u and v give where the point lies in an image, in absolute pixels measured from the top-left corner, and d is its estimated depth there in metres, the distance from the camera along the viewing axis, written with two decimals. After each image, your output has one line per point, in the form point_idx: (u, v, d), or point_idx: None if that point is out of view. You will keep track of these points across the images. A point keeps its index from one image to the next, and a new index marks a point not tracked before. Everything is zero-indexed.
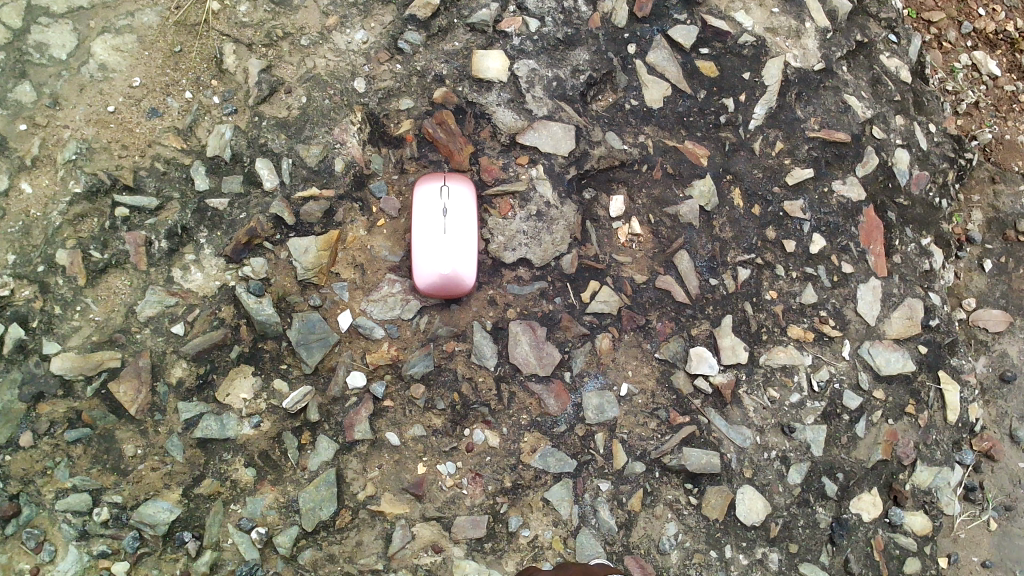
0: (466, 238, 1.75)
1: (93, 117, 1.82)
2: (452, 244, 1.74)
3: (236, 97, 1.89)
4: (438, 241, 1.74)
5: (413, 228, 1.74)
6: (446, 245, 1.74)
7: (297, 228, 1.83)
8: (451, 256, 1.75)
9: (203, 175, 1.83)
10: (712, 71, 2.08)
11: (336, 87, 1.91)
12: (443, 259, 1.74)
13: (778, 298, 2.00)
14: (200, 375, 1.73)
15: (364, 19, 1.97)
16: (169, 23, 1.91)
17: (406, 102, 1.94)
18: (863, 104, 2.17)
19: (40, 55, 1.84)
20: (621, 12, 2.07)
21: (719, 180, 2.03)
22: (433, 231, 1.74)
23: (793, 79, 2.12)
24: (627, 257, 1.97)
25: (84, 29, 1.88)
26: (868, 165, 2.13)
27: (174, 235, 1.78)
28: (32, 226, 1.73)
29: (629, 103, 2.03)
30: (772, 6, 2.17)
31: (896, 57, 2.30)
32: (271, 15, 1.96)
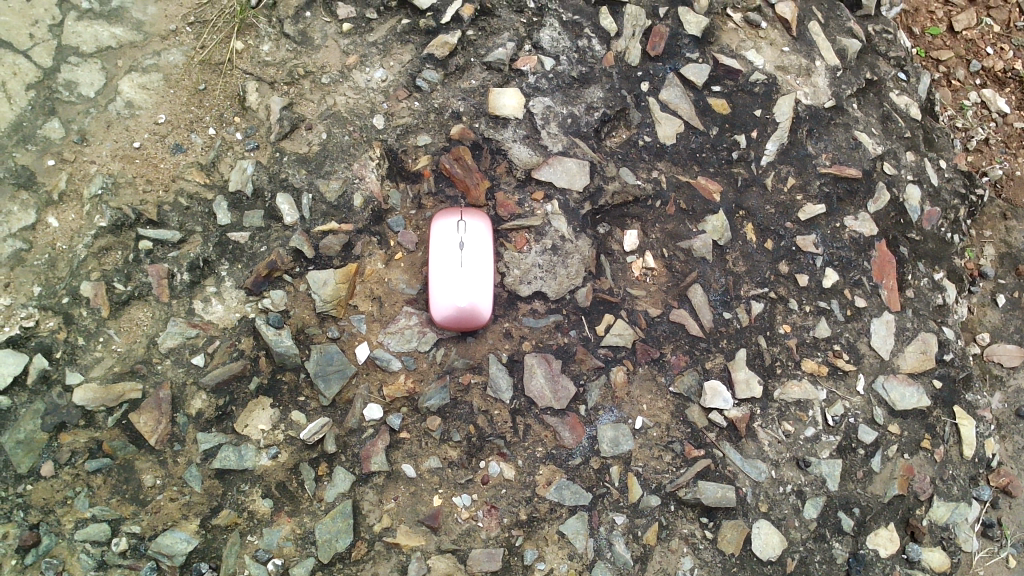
0: (482, 271, 1.78)
1: (119, 152, 1.87)
2: (468, 277, 1.77)
3: (258, 133, 1.94)
4: (455, 275, 1.77)
5: (430, 262, 1.77)
6: (463, 278, 1.77)
7: (316, 261, 1.86)
8: (468, 289, 1.77)
9: (225, 209, 1.87)
10: (724, 108, 2.12)
11: (355, 124, 1.96)
12: (460, 292, 1.77)
13: (792, 331, 2.01)
14: (219, 406, 1.75)
15: (383, 58, 2.02)
16: (194, 61, 1.98)
17: (424, 138, 1.97)
18: (873, 140, 2.20)
19: (69, 93, 1.90)
20: (635, 51, 2.11)
21: (731, 215, 2.05)
22: (450, 264, 1.77)
23: (804, 116, 2.15)
24: (642, 290, 1.98)
25: (112, 68, 1.94)
26: (879, 201, 2.15)
27: (196, 268, 1.81)
28: (58, 259, 1.77)
29: (643, 140, 2.06)
30: (783, 45, 2.21)
31: (906, 95, 2.34)
32: (293, 54, 2.01)
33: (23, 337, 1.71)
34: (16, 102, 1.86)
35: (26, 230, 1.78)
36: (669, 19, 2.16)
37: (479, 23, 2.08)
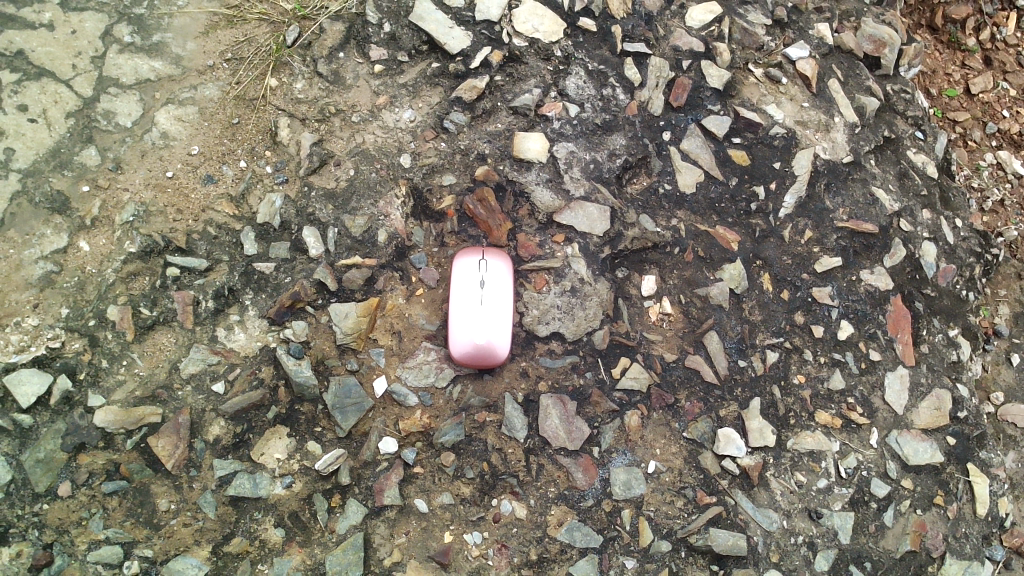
0: (501, 310, 1.81)
1: (152, 181, 1.92)
2: (487, 315, 1.80)
3: (287, 167, 1.98)
4: (475, 312, 1.80)
5: (450, 299, 1.81)
6: (482, 316, 1.80)
7: (338, 293, 1.88)
8: (486, 327, 1.80)
9: (253, 240, 1.90)
10: (743, 160, 2.16)
11: (382, 161, 2.00)
12: (478, 330, 1.79)
13: (806, 382, 2.02)
14: (237, 433, 1.77)
15: (412, 99, 2.06)
16: (229, 97, 2.03)
17: (449, 178, 2.01)
18: (890, 197, 2.23)
19: (107, 122, 1.96)
20: (658, 101, 2.15)
21: (749, 265, 2.08)
22: (471, 302, 1.80)
23: (822, 170, 2.18)
24: (658, 335, 2.00)
25: (150, 99, 2.00)
26: (895, 256, 2.18)
27: (221, 296, 1.85)
28: (87, 282, 1.81)
29: (663, 188, 2.10)
30: (803, 101, 2.25)
31: (923, 153, 2.37)
32: (326, 93, 2.05)
33: (49, 357, 1.74)
34: (56, 129, 1.92)
35: (57, 253, 1.82)
36: (692, 72, 2.20)
37: (508, 69, 2.12)
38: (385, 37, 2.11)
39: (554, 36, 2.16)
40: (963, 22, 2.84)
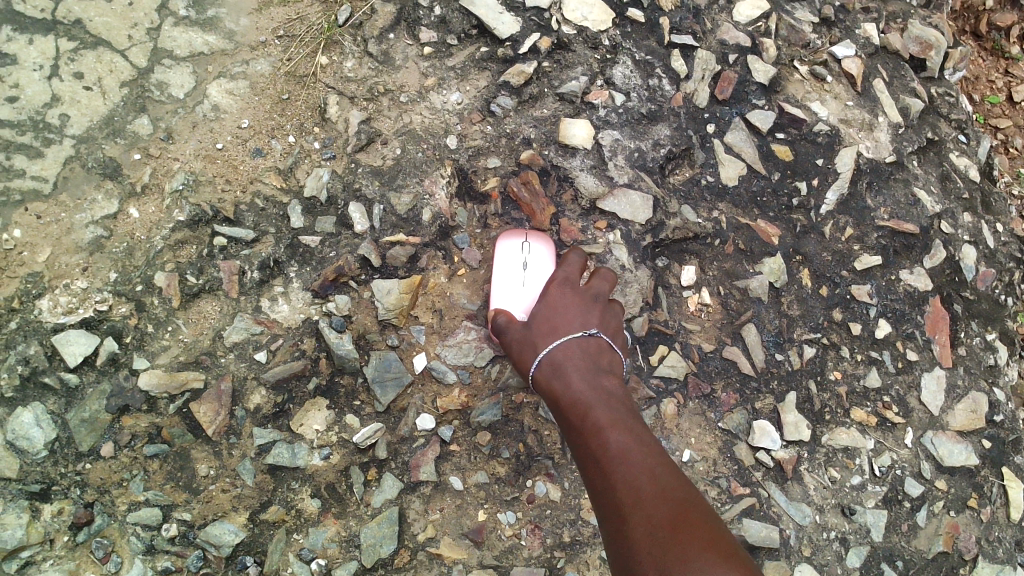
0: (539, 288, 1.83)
1: (201, 152, 1.94)
2: (525, 291, 1.83)
3: (335, 143, 1.99)
4: (514, 287, 1.83)
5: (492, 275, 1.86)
6: (520, 292, 1.83)
7: (382, 270, 1.90)
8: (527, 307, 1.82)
9: (300, 214, 1.92)
10: (786, 155, 2.16)
11: (429, 142, 2.01)
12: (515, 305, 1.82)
13: (842, 379, 2.02)
14: (277, 403, 1.79)
15: (460, 82, 2.08)
16: (280, 72, 2.05)
17: (494, 161, 2.02)
18: (932, 198, 2.22)
19: (160, 93, 1.98)
20: (703, 93, 2.16)
21: (789, 259, 2.08)
22: (512, 278, 1.85)
23: (865, 169, 2.18)
24: (696, 325, 2.00)
25: (202, 72, 2.02)
26: (935, 257, 2.17)
27: (266, 267, 1.86)
28: (135, 249, 1.83)
29: (705, 179, 2.10)
30: (847, 99, 2.24)
31: (965, 157, 2.35)
32: (375, 73, 2.07)
33: (96, 320, 1.76)
34: (110, 98, 1.95)
35: (108, 218, 1.84)
36: (738, 66, 2.20)
37: (556, 56, 2.13)
38: (436, 20, 2.12)
39: (602, 26, 2.17)
40: (1008, 31, 2.83)
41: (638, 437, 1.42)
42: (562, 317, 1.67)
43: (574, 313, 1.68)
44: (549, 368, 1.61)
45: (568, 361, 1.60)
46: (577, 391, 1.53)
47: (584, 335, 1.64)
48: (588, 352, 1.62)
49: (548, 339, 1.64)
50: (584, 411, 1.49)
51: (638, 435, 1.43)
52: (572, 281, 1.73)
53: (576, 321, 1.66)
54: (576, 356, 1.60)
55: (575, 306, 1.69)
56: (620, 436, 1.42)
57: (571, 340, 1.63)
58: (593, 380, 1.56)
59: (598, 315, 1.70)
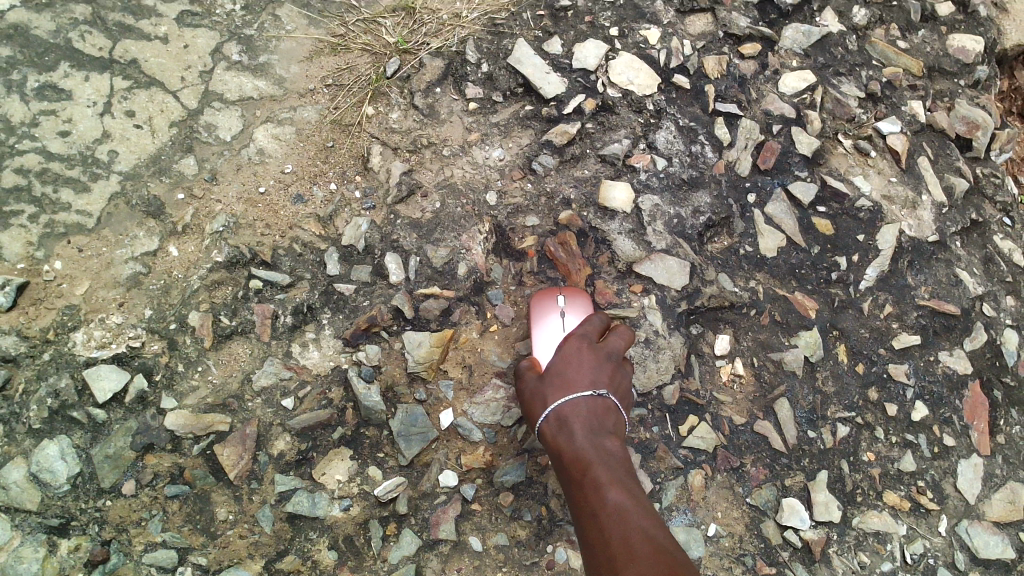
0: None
1: (244, 196, 1.96)
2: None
3: (376, 194, 2.00)
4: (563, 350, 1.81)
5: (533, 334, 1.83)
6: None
7: (414, 321, 1.89)
8: None
9: (336, 261, 1.92)
10: (827, 229, 2.14)
11: (468, 197, 2.02)
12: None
13: (876, 460, 1.97)
14: (301, 450, 1.78)
15: (503, 139, 2.09)
16: (326, 120, 2.07)
17: (532, 219, 2.02)
18: (974, 280, 2.19)
19: (207, 135, 2.01)
20: (745, 162, 2.15)
21: (825, 333, 2.04)
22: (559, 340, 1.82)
23: (906, 247, 2.15)
24: (728, 396, 1.97)
25: (250, 117, 2.05)
26: (976, 340, 2.13)
27: (299, 312, 1.86)
28: (171, 287, 1.84)
29: (744, 249, 2.09)
30: (891, 175, 2.22)
31: (1010, 240, 2.30)
32: (420, 125, 2.08)
33: (128, 356, 1.76)
34: (159, 138, 1.98)
35: (147, 255, 1.86)
36: (782, 137, 2.19)
37: (599, 118, 2.14)
38: (482, 77, 2.14)
39: (648, 90, 2.18)
40: None
41: (635, 500, 1.45)
42: (575, 371, 1.67)
43: (585, 367, 1.69)
44: (555, 422, 1.62)
45: (575, 419, 1.60)
46: (580, 450, 1.55)
47: (594, 392, 1.65)
48: (596, 411, 1.63)
49: (557, 392, 1.65)
50: (584, 470, 1.51)
51: (636, 498, 1.46)
52: (589, 339, 1.74)
53: (587, 376, 1.67)
54: (583, 413, 1.61)
55: (588, 361, 1.70)
56: (617, 498, 1.44)
57: (580, 396, 1.63)
58: (597, 439, 1.58)
59: (610, 371, 1.70)
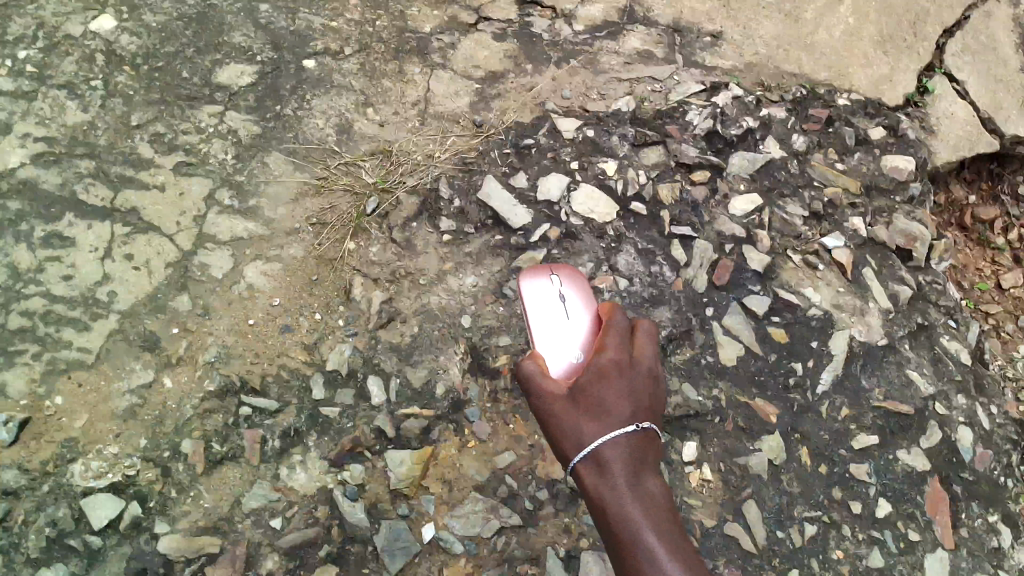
0: (583, 325, 1.85)
1: (235, 328, 2.09)
2: (567, 329, 1.83)
3: (358, 321, 2.14)
4: (553, 321, 1.85)
5: (524, 305, 1.90)
6: (560, 329, 1.84)
7: (395, 440, 2.00)
8: (567, 336, 1.82)
9: (321, 385, 2.04)
10: (782, 337, 2.28)
11: (445, 321, 2.16)
12: (551, 339, 1.81)
13: (845, 557, 2.05)
14: (290, 569, 1.85)
15: (475, 267, 2.25)
16: (311, 256, 2.22)
17: (505, 340, 2.16)
18: (925, 379, 2.31)
19: (201, 273, 2.16)
20: (701, 279, 2.32)
21: (787, 437, 2.16)
22: (550, 312, 1.87)
23: (858, 351, 2.29)
24: (697, 501, 2.05)
25: (241, 254, 2.20)
26: (931, 437, 2.24)
27: (287, 436, 1.97)
28: (166, 416, 1.96)
29: (705, 359, 2.22)
30: (839, 286, 2.39)
31: (956, 341, 2.43)
32: (398, 257, 2.24)
33: (123, 484, 1.86)
34: (156, 278, 2.14)
35: (143, 387, 1.99)
36: (734, 254, 2.37)
37: (564, 244, 2.32)
38: (455, 211, 2.32)
39: (608, 217, 2.37)
40: (992, 223, 2.89)
41: (693, 566, 1.36)
42: (611, 405, 1.55)
43: (621, 399, 1.56)
44: (595, 464, 1.50)
45: (618, 459, 1.49)
46: (626, 503, 1.44)
47: (637, 429, 1.53)
48: (638, 451, 1.51)
49: (597, 429, 1.52)
50: (633, 527, 1.41)
51: (692, 565, 1.37)
52: (621, 367, 1.62)
53: (627, 409, 1.55)
54: (627, 455, 1.50)
55: (626, 393, 1.57)
56: (676, 566, 1.35)
57: (622, 434, 1.51)
58: (641, 489, 1.46)
59: (644, 401, 1.59)
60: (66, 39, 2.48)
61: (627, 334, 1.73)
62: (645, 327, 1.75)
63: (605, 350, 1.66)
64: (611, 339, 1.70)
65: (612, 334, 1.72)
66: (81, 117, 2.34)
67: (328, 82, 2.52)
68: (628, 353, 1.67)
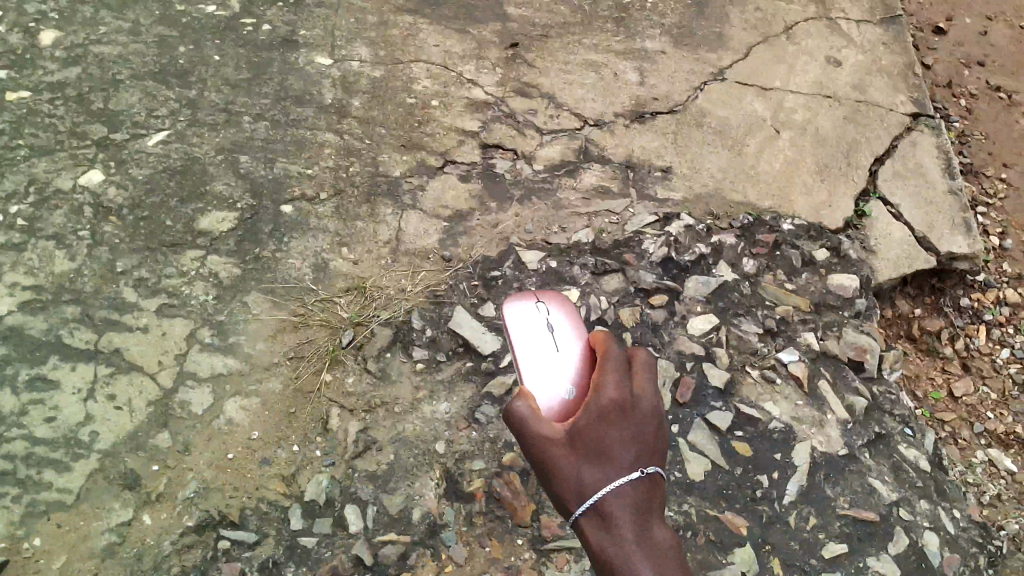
0: (573, 357, 1.85)
1: (215, 463, 2.14)
2: (556, 363, 1.82)
3: (335, 451, 2.20)
4: (541, 354, 1.84)
5: (511, 342, 1.89)
6: (549, 363, 1.82)
7: (373, 568, 2.03)
8: (557, 367, 1.82)
9: (299, 516, 2.08)
10: (746, 450, 2.36)
11: (420, 447, 2.23)
12: (540, 375, 1.79)
13: None
14: None
15: (448, 393, 2.34)
16: (289, 389, 2.30)
17: (479, 463, 2.22)
18: (887, 486, 2.37)
19: (182, 410, 2.23)
20: (665, 397, 2.42)
21: (758, 549, 2.21)
22: (539, 350, 1.86)
23: (820, 462, 2.38)
24: None
25: (220, 390, 2.28)
26: (898, 543, 2.28)
27: (266, 567, 2.00)
28: (145, 553, 1.99)
29: (673, 476, 2.29)
30: (797, 398, 2.49)
31: (914, 448, 2.50)
32: (373, 387, 2.32)
33: None
34: (137, 416, 2.21)
35: (122, 525, 2.03)
36: (695, 372, 2.48)
37: None
38: (427, 340, 2.42)
39: None
40: (938, 334, 3.03)
41: None
42: (613, 451, 1.59)
43: (622, 444, 1.60)
44: (597, 516, 1.56)
45: (623, 510, 1.55)
46: (631, 552, 1.52)
47: (640, 476, 1.58)
48: (642, 496, 1.58)
49: (599, 479, 1.57)
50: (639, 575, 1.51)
51: None
52: (620, 407, 1.64)
53: (629, 455, 1.59)
54: (630, 506, 1.56)
55: (628, 437, 1.61)
56: None
57: (628, 485, 1.57)
58: (645, 536, 1.54)
59: (644, 441, 1.62)
60: (56, 194, 2.65)
61: (625, 365, 1.73)
62: (642, 357, 1.76)
63: (604, 388, 1.66)
64: (609, 375, 1.70)
65: (611, 368, 1.71)
66: (68, 264, 2.49)
67: (304, 224, 2.67)
68: (628, 389, 1.67)
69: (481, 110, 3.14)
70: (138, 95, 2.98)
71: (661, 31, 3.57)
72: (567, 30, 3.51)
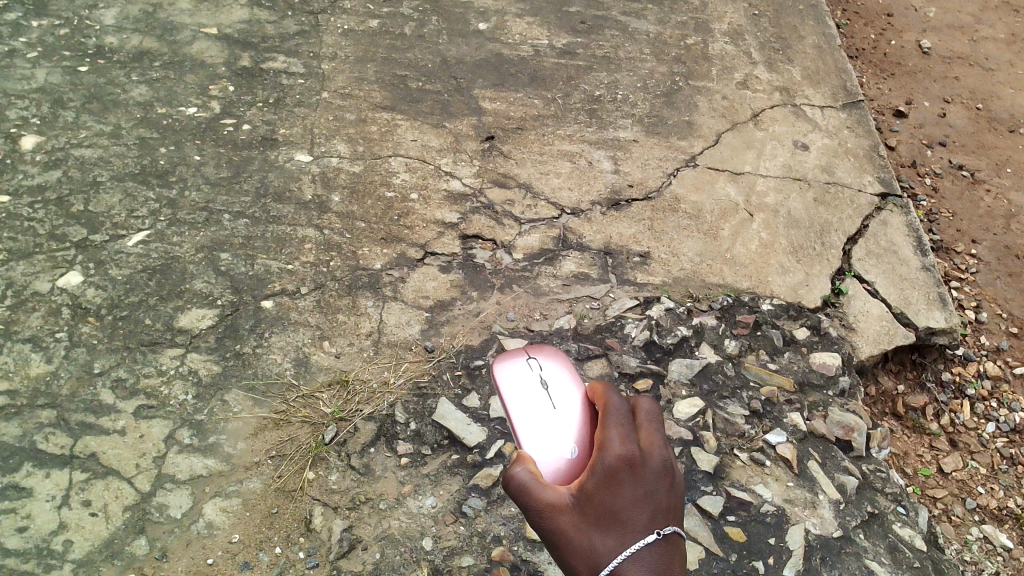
0: (572, 410, 1.82)
1: (193, 568, 2.06)
2: (553, 417, 1.80)
3: (319, 551, 2.12)
4: (538, 413, 1.82)
5: (505, 404, 1.87)
6: (546, 419, 1.80)
7: None
8: (557, 422, 1.79)
9: None
10: (740, 535, 2.30)
11: (406, 544, 2.14)
12: (536, 429, 1.77)
13: None
14: None
15: (434, 487, 2.27)
16: (271, 488, 2.24)
17: (468, 559, 2.12)
18: (885, 568, 2.29)
19: (160, 513, 2.17)
20: None
21: None
22: (534, 407, 1.84)
23: (816, 544, 2.31)
24: None
25: (200, 492, 2.22)
26: None
27: None
28: None
29: None
30: (787, 480, 2.46)
31: (909, 527, 2.43)
32: (357, 483, 2.27)
33: None
34: (113, 522, 2.14)
35: None
36: (684, 456, 2.45)
37: None
38: (411, 433, 2.39)
39: None
40: (923, 409, 3.04)
41: None
42: (626, 513, 1.48)
43: (634, 505, 1.49)
44: None
45: None
46: None
47: (658, 537, 1.46)
48: (662, 558, 1.45)
49: (613, 545, 1.45)
50: None
51: None
52: (629, 464, 1.54)
53: (643, 516, 1.48)
54: (650, 569, 1.43)
55: (640, 497, 1.51)
56: None
57: (645, 548, 1.44)
58: None
59: (658, 499, 1.52)
60: (34, 296, 2.63)
61: (629, 419, 1.65)
62: (645, 407, 1.69)
63: (609, 446, 1.57)
64: (613, 431, 1.61)
65: (613, 423, 1.63)
66: (44, 367, 2.45)
67: (285, 319, 2.67)
68: (635, 444, 1.58)
69: (459, 201, 3.18)
70: (118, 196, 2.99)
71: (632, 121, 3.67)
72: (541, 122, 3.60)
